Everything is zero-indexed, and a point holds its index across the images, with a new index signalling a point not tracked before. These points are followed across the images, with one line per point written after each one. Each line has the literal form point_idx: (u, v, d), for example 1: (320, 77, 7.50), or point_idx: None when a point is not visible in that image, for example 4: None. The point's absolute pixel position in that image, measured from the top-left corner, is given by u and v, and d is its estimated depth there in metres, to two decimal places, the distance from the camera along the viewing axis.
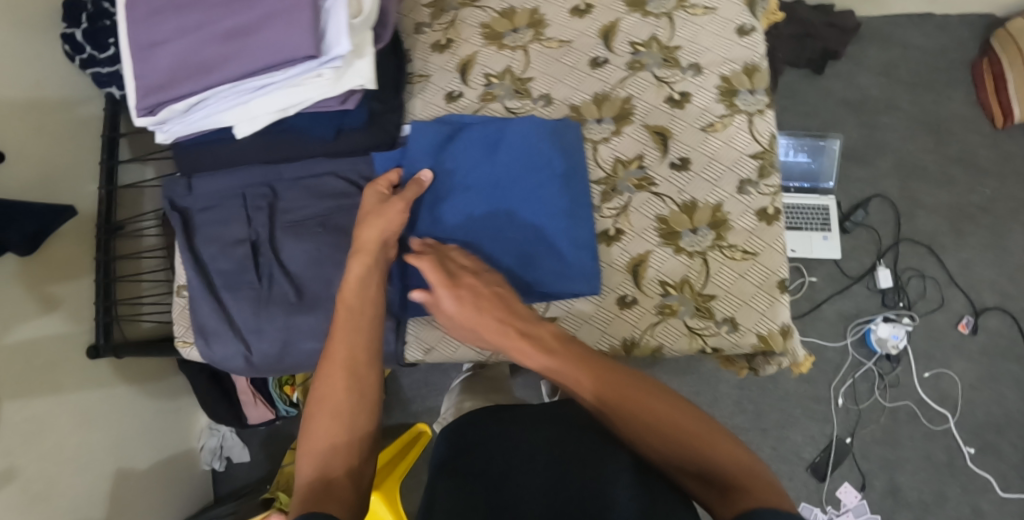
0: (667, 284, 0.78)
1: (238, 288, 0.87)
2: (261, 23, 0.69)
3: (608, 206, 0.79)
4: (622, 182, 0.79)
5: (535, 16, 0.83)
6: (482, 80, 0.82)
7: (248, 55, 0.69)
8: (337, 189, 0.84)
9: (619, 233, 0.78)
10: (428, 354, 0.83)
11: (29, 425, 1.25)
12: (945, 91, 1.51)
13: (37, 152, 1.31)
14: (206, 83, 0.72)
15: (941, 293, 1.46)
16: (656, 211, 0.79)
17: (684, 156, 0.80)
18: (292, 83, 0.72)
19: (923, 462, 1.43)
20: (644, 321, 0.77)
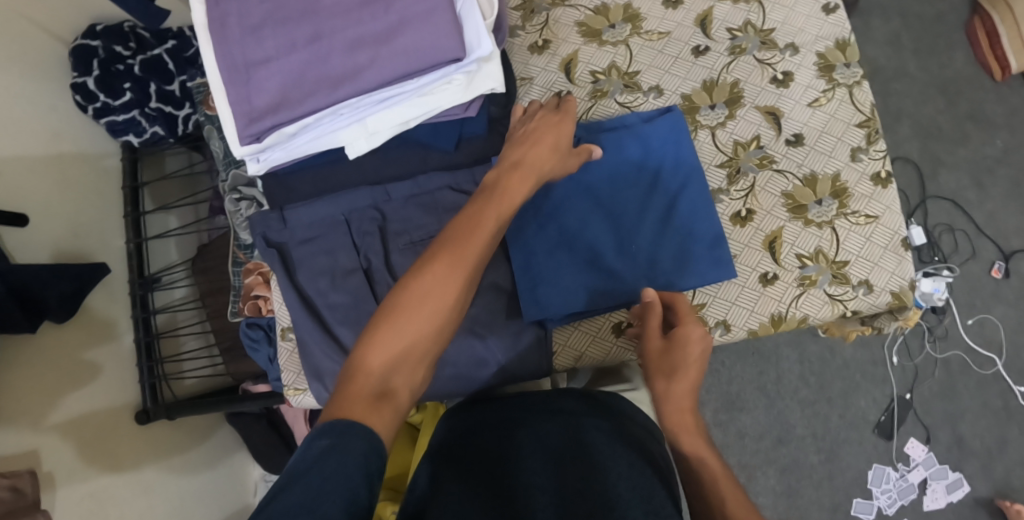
0: (804, 256, 0.79)
1: (358, 321, 0.83)
2: (393, 31, 0.67)
3: (735, 188, 0.80)
4: (745, 163, 0.81)
5: (630, 10, 0.85)
6: (589, 78, 0.83)
7: (388, 61, 0.67)
8: (454, 202, 0.83)
9: (751, 213, 0.79)
10: (580, 360, 0.84)
11: (90, 505, 1.16)
12: (946, 53, 1.60)
13: (63, 214, 1.25)
14: (337, 95, 0.68)
15: (972, 244, 1.55)
16: (781, 188, 0.80)
17: (798, 132, 0.81)
18: (423, 92, 0.70)
19: (981, 407, 1.52)
20: (788, 294, 0.78)
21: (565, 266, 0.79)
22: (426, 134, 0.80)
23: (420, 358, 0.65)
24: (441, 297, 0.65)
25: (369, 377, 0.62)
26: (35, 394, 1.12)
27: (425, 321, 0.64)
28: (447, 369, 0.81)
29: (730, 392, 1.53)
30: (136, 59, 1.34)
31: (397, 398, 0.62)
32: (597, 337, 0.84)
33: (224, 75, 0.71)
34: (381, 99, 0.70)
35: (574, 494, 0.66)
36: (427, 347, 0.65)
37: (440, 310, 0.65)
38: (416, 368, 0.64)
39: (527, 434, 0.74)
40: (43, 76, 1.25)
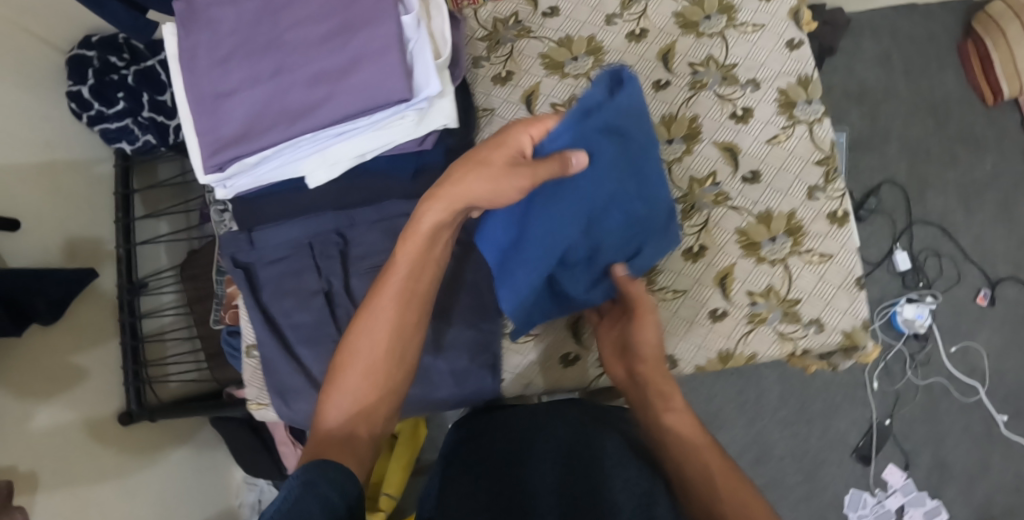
0: (754, 293, 0.80)
1: (319, 343, 0.85)
2: (348, 69, 0.69)
3: (690, 222, 0.81)
4: (700, 199, 0.82)
5: (593, 43, 0.86)
6: (548, 110, 0.84)
7: (341, 100, 0.68)
8: None
9: (703, 249, 0.81)
10: (527, 387, 0.91)
11: (69, 506, 1.20)
12: (937, 76, 1.59)
13: (53, 220, 1.29)
14: (292, 131, 0.70)
15: (958, 269, 1.54)
16: (735, 224, 0.81)
17: (754, 169, 0.82)
18: (377, 127, 0.72)
19: (963, 434, 1.51)
20: (736, 331, 0.79)
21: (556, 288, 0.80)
22: (384, 163, 0.84)
23: (371, 406, 0.72)
24: (377, 336, 0.72)
25: (328, 431, 0.70)
26: (20, 397, 1.16)
27: (363, 380, 0.71)
28: None
29: (713, 410, 1.51)
30: (130, 69, 1.35)
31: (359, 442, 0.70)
32: (544, 366, 0.91)
33: (191, 105, 0.74)
34: (337, 133, 0.72)
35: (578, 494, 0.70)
36: (376, 383, 0.71)
37: (381, 346, 0.72)
38: (371, 415, 0.72)
39: (538, 438, 0.77)
40: (36, 83, 1.28)
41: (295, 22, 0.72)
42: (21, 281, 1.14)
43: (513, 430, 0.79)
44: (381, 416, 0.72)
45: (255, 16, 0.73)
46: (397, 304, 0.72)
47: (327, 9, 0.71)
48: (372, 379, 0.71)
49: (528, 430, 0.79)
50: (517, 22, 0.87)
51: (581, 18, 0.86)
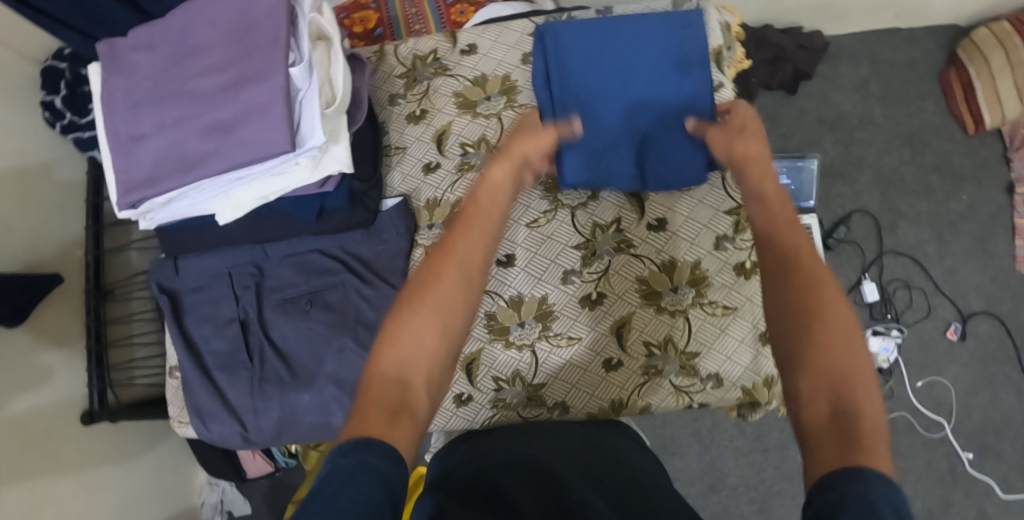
0: (651, 344, 0.90)
1: (234, 370, 0.90)
2: (239, 120, 0.73)
3: (590, 269, 0.93)
4: (602, 246, 0.94)
5: (507, 82, 0.93)
6: (459, 150, 0.93)
7: (231, 151, 0.72)
8: (324, 265, 0.91)
9: (602, 295, 0.93)
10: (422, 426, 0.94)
11: (28, 500, 1.25)
12: (917, 103, 1.55)
13: (23, 225, 1.33)
14: (189, 178, 0.74)
15: (928, 302, 1.51)
16: (637, 272, 0.92)
17: (661, 217, 0.94)
18: (273, 173, 0.76)
19: (925, 470, 1.47)
20: (631, 382, 0.90)
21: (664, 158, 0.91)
22: (287, 204, 0.85)
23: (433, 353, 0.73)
24: (445, 288, 0.76)
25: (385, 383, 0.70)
26: None
27: (430, 321, 0.74)
28: (306, 420, 0.88)
29: (664, 436, 1.54)
30: None
31: (413, 397, 0.69)
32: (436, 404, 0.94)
33: (108, 145, 0.79)
34: (236, 179, 0.76)
35: (548, 489, 0.72)
36: (446, 321, 0.75)
37: (451, 289, 0.76)
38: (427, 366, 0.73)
39: (500, 455, 0.80)
40: (14, 95, 1.34)
41: (196, 73, 0.76)
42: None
43: (481, 454, 0.82)
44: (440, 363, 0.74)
45: (165, 66, 0.78)
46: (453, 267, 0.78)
47: (225, 62, 0.76)
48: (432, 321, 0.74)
49: (494, 448, 0.82)
50: (435, 60, 0.97)
51: (496, 57, 0.94)
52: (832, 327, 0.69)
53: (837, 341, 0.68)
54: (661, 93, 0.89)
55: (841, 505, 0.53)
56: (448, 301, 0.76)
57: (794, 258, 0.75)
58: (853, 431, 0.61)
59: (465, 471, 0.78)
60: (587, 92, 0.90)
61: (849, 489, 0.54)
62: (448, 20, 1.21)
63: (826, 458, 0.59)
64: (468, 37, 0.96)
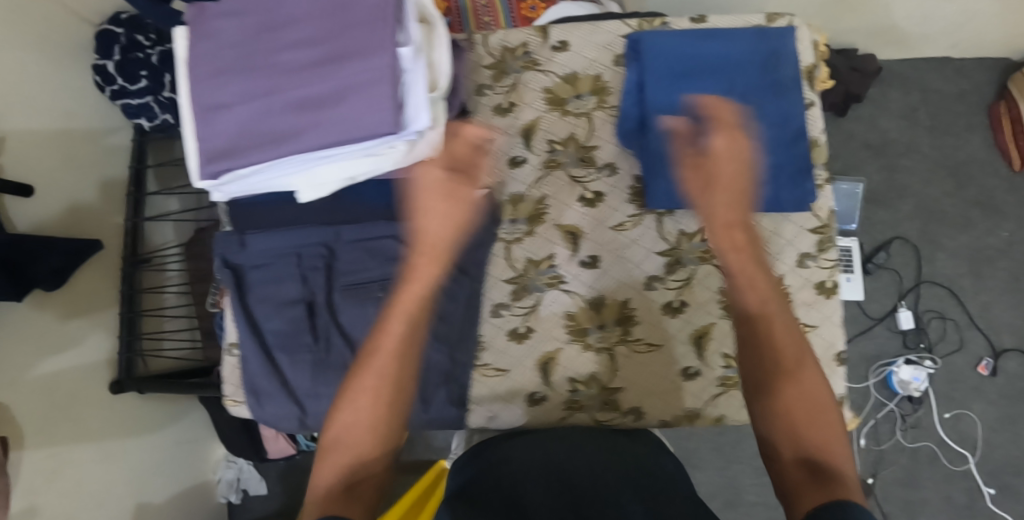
0: (728, 357, 0.95)
1: (295, 350, 0.92)
2: (339, 96, 0.76)
3: (673, 278, 0.97)
4: (687, 256, 0.97)
5: (598, 82, 0.99)
6: (546, 146, 1.00)
7: (333, 128, 0.75)
8: (394, 251, 0.92)
9: (683, 304, 0.96)
10: (490, 420, 0.98)
11: (48, 464, 1.24)
12: (962, 134, 1.56)
13: (64, 186, 1.31)
14: (284, 151, 0.76)
15: (961, 335, 1.51)
16: (716, 283, 0.96)
17: (746, 230, 0.91)
18: (366, 153, 0.79)
19: (943, 503, 1.47)
20: (707, 391, 0.95)
21: (741, 172, 0.88)
22: (373, 189, 0.94)
23: (366, 452, 0.75)
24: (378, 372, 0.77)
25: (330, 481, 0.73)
26: (13, 361, 1.18)
27: (373, 409, 0.76)
28: None
29: (686, 448, 1.54)
30: (155, 49, 1.36)
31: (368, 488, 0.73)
32: (509, 403, 0.98)
33: (190, 112, 0.79)
34: (325, 156, 0.79)
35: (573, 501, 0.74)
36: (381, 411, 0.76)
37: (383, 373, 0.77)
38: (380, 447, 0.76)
39: (522, 460, 0.82)
40: (65, 57, 1.32)
41: (290, 44, 0.77)
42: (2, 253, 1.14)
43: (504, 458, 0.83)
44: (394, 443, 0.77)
45: (253, 33, 0.78)
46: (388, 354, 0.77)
47: (323, 34, 0.77)
48: (372, 409, 0.76)
49: (516, 451, 0.83)
50: (525, 53, 1.01)
51: (587, 57, 0.99)
52: (800, 392, 0.74)
53: (802, 410, 0.73)
54: (756, 112, 0.87)
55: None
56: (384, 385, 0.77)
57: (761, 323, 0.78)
58: (826, 476, 0.67)
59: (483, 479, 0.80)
60: (670, 101, 0.89)
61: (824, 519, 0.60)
62: (519, 15, 1.21)
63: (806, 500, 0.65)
64: (560, 34, 1.00)
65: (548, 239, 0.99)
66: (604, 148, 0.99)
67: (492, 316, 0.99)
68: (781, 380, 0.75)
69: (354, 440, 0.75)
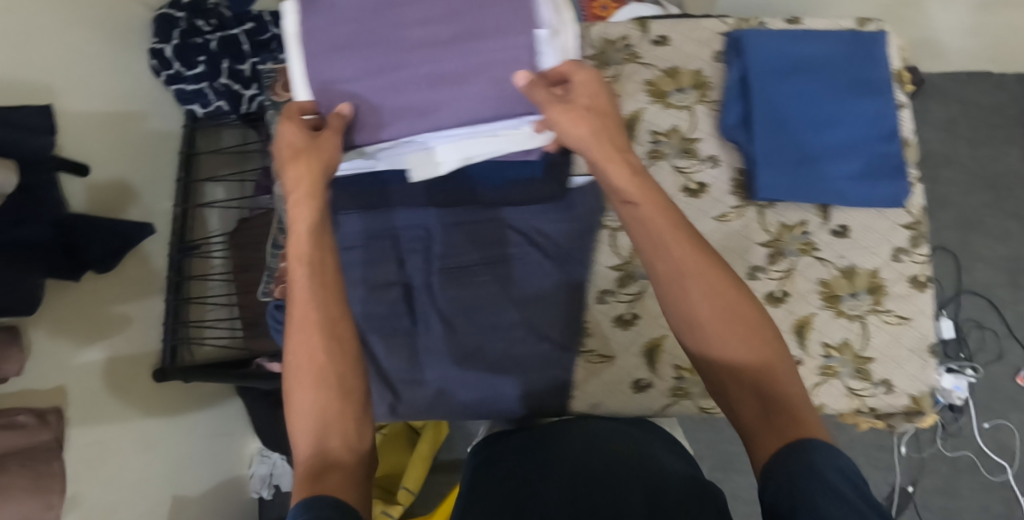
0: (829, 347, 0.96)
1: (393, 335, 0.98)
2: (473, 72, 0.78)
3: (776, 268, 0.97)
4: (788, 246, 0.97)
5: (698, 77, 1.00)
6: (650, 138, 1.00)
7: (467, 109, 0.78)
8: (502, 237, 0.99)
9: (786, 295, 0.96)
10: (593, 407, 1.00)
11: (92, 451, 1.20)
12: (1001, 148, 1.59)
13: (117, 166, 1.28)
14: (418, 128, 0.80)
15: (999, 345, 1.53)
16: (819, 275, 0.97)
17: (844, 224, 0.98)
18: (493, 134, 0.82)
19: (981, 512, 1.48)
20: (809, 382, 0.96)
21: (837, 169, 0.93)
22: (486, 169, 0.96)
23: (331, 414, 0.69)
24: (303, 324, 0.70)
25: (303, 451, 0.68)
26: (61, 340, 1.16)
27: (313, 363, 0.69)
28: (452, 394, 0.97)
29: (728, 453, 1.53)
30: (214, 35, 1.35)
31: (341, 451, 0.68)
32: (613, 389, 1.01)
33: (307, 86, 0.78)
34: (452, 135, 0.82)
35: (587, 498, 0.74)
36: (327, 358, 0.70)
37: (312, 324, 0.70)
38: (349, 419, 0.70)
39: (548, 453, 0.83)
40: (124, 39, 1.30)
41: (418, 20, 0.77)
42: (66, 224, 1.11)
43: (530, 449, 0.85)
44: (357, 392, 0.71)
45: (374, 7, 0.76)
46: (318, 324, 0.70)
47: (453, 12, 0.77)
48: (316, 375, 0.69)
49: (541, 447, 0.84)
50: (626, 45, 1.01)
51: (688, 51, 1.00)
52: (732, 338, 0.67)
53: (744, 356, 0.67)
54: (859, 113, 0.93)
55: (793, 485, 0.58)
56: (317, 341, 0.70)
57: (674, 272, 0.68)
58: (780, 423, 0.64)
59: (505, 476, 0.82)
60: (772, 100, 0.93)
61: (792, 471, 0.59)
62: (589, 12, 1.22)
63: (767, 444, 0.63)
64: (660, 28, 1.01)
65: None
66: (708, 141, 1.00)
67: (596, 303, 1.02)
68: (711, 332, 0.68)
69: (305, 403, 0.69)
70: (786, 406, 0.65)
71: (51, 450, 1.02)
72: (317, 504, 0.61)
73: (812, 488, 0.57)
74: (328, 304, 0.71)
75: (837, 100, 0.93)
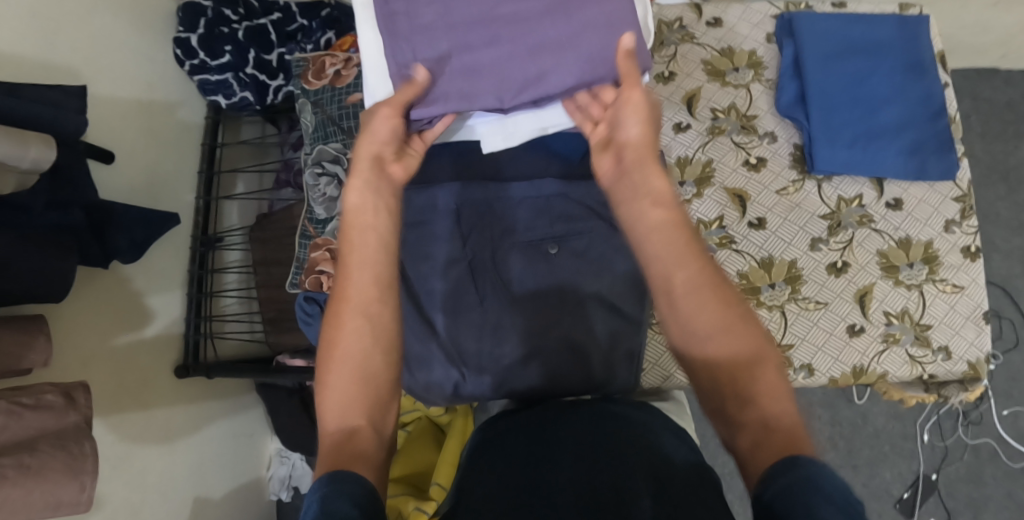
0: (890, 314, 0.99)
1: (462, 311, 0.94)
2: (572, 38, 0.79)
3: (836, 239, 1.01)
4: (846, 219, 1.02)
5: (753, 57, 1.06)
6: (709, 114, 1.05)
7: (569, 74, 0.79)
8: (569, 212, 0.95)
9: (846, 265, 1.00)
10: (665, 380, 1.08)
11: (120, 449, 1.17)
12: (1015, 142, 1.63)
13: (142, 153, 1.26)
14: (518, 99, 0.80)
15: (1017, 333, 1.55)
16: (877, 246, 1.01)
17: (898, 198, 1.02)
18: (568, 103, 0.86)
19: (1005, 500, 1.50)
20: (871, 349, 0.98)
21: (888, 145, 0.98)
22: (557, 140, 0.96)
23: (372, 396, 0.69)
24: (354, 306, 0.70)
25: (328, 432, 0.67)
26: (87, 329, 1.13)
27: (355, 346, 0.68)
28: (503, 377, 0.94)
29: None
30: (242, 25, 1.35)
31: (361, 439, 0.66)
32: None
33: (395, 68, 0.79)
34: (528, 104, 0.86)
35: (593, 486, 0.72)
36: (372, 346, 0.69)
37: (366, 313, 0.70)
38: (370, 403, 0.68)
39: (557, 433, 0.83)
40: (152, 27, 1.30)
41: None
42: (97, 209, 1.08)
43: (539, 430, 0.85)
44: (384, 388, 0.69)
45: None
46: (352, 305, 0.70)
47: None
48: (357, 362, 0.68)
49: (544, 429, 0.84)
50: (680, 27, 1.08)
51: (741, 33, 1.07)
52: (731, 340, 0.64)
53: (740, 360, 0.64)
54: (907, 90, 0.99)
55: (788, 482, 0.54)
56: (359, 329, 0.69)
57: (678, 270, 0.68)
58: (775, 432, 0.59)
59: (503, 467, 0.79)
60: (821, 81, 0.99)
61: (791, 482, 0.54)
62: None
63: (760, 458, 0.58)
64: (713, 11, 1.08)
65: (717, 201, 1.03)
66: (765, 119, 1.05)
67: None
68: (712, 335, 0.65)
69: (338, 391, 0.68)
70: (780, 417, 0.60)
71: (82, 429, 0.94)
72: (334, 479, 0.61)
73: (801, 476, 0.54)
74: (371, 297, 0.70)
75: (884, 81, 0.99)
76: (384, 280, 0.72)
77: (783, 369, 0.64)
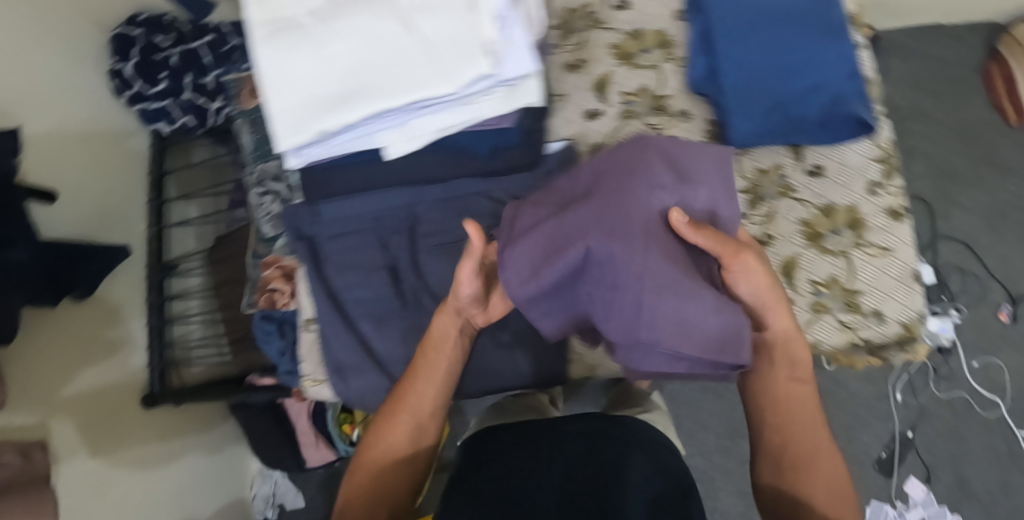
0: (817, 283, 1.00)
1: (386, 322, 1.02)
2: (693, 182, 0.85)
3: (756, 212, 1.03)
4: (766, 192, 1.03)
5: (663, 37, 1.08)
6: (620, 98, 1.07)
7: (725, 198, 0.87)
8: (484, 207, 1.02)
9: (769, 237, 1.01)
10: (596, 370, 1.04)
11: (95, 479, 1.17)
12: (964, 97, 1.63)
13: (90, 188, 1.27)
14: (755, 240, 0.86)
15: (982, 287, 1.56)
16: (799, 215, 1.02)
17: (818, 165, 1.03)
18: (468, 102, 0.85)
19: (985, 453, 1.50)
20: (801, 319, 0.99)
21: (809, 111, 0.98)
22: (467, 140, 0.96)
23: (387, 489, 0.89)
24: (408, 426, 0.90)
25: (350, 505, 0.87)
26: (50, 365, 1.13)
27: (402, 449, 0.90)
28: None
29: (734, 418, 1.57)
30: (175, 50, 1.36)
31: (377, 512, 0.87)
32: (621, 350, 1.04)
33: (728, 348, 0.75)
34: (426, 106, 0.83)
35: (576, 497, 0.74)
36: (410, 455, 0.90)
37: (417, 434, 0.91)
38: (391, 493, 0.89)
39: (548, 449, 0.81)
40: (87, 59, 1.29)
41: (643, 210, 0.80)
42: (48, 253, 1.09)
43: (528, 444, 0.83)
44: (399, 487, 0.90)
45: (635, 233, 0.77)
46: (403, 414, 0.90)
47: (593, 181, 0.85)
48: (387, 462, 0.89)
49: (540, 444, 0.82)
50: (590, 14, 1.10)
51: (652, 14, 1.09)
52: (804, 438, 0.87)
53: (802, 451, 0.86)
54: (829, 53, 0.98)
55: None
56: (402, 439, 0.90)
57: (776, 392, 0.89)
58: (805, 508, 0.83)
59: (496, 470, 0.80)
60: (738, 52, 0.98)
61: None
62: None
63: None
64: None
65: None
66: (677, 97, 1.06)
67: None
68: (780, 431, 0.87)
69: (373, 469, 0.89)
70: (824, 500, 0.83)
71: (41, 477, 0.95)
72: None
73: None
74: (421, 444, 0.91)
75: (803, 45, 0.98)
76: (429, 414, 0.91)
77: (835, 463, 0.86)
